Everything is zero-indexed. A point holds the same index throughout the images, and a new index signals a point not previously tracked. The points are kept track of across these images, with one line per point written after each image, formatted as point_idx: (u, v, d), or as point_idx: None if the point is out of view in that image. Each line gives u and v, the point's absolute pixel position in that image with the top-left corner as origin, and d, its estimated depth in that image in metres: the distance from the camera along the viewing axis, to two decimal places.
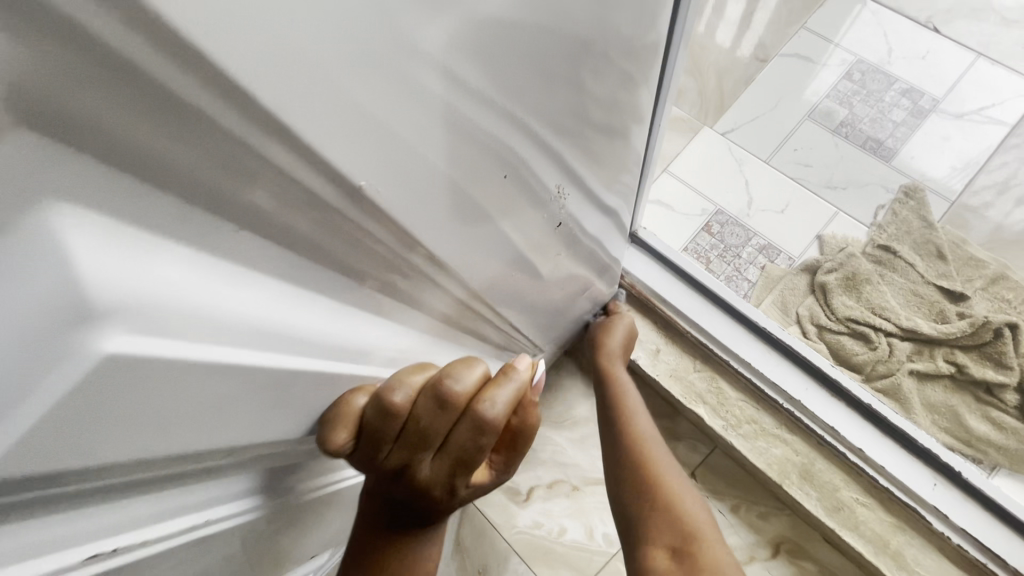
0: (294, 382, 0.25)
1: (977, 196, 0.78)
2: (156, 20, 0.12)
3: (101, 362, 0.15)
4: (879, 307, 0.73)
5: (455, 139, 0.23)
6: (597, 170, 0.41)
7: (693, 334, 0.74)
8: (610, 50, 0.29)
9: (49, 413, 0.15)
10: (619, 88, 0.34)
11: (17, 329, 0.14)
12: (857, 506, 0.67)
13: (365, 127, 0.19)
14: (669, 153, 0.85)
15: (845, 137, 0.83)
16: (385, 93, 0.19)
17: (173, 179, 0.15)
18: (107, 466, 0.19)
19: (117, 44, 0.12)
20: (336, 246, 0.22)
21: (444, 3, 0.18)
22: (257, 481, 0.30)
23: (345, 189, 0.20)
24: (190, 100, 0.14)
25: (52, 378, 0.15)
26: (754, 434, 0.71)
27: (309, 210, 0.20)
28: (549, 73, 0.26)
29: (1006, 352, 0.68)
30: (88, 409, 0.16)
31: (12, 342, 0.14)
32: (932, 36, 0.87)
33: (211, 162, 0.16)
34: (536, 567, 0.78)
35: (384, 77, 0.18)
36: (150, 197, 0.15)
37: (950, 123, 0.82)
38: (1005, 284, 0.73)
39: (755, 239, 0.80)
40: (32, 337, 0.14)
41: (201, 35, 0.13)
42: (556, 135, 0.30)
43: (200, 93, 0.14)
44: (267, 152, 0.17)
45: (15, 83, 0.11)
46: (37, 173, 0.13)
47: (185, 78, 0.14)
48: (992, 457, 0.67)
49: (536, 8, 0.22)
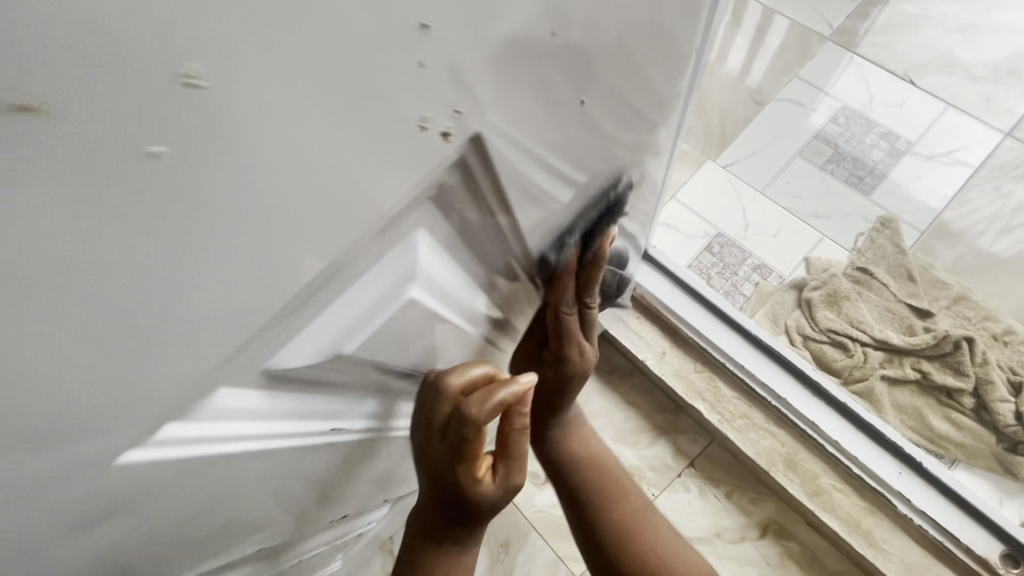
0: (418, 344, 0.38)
1: (944, 227, 0.90)
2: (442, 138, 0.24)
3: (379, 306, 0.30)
4: (857, 320, 0.84)
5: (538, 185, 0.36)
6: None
7: (695, 339, 0.86)
8: (639, 122, 0.41)
9: (357, 328, 0.30)
10: (643, 145, 0.46)
11: (379, 284, 0.29)
12: (834, 491, 0.77)
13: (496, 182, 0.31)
14: (676, 183, 0.97)
15: (831, 173, 0.95)
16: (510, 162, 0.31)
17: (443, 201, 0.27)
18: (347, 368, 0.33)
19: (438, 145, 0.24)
20: (462, 253, 0.34)
21: (548, 112, 0.30)
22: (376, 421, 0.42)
23: (477, 218, 0.32)
24: (452, 168, 0.25)
25: (373, 308, 0.30)
26: (746, 427, 0.82)
27: (457, 231, 0.32)
28: (600, 141, 0.38)
29: (963, 362, 0.80)
30: (365, 328, 0.31)
31: (373, 291, 0.29)
32: (908, 87, 1.00)
33: (445, 203, 0.27)
34: (553, 541, 0.89)
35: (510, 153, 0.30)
36: (425, 216, 0.27)
37: (922, 164, 0.95)
38: (966, 304, 0.84)
39: (750, 259, 0.92)
40: (380, 288, 0.29)
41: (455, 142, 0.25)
42: (598, 180, 0.43)
43: (452, 168, 0.26)
44: (450, 199, 0.29)
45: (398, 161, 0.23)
46: (408, 204, 0.25)
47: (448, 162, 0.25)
48: (951, 451, 0.77)
49: (597, 106, 0.34)
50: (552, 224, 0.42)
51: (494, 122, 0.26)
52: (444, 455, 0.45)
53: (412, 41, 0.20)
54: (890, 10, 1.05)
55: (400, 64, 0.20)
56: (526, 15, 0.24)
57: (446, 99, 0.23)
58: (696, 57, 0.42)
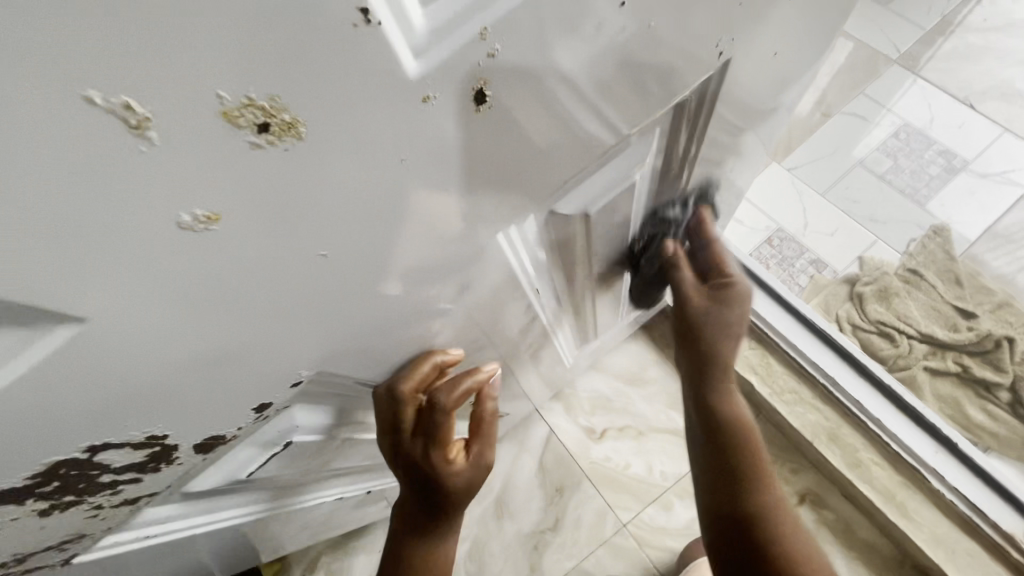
0: (575, 253, 0.48)
1: (992, 239, 0.97)
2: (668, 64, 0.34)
3: (612, 175, 0.40)
4: (904, 315, 0.92)
5: (688, 133, 0.45)
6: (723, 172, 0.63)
7: (752, 318, 0.94)
8: (761, 97, 0.51)
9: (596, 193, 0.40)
10: (756, 119, 0.55)
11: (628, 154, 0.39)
12: (872, 464, 0.85)
13: (671, 120, 0.41)
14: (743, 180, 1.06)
15: (889, 182, 1.03)
16: (684, 107, 0.40)
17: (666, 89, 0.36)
18: (565, 233, 0.43)
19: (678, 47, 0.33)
20: (627, 179, 0.44)
21: (720, 71, 0.40)
22: (523, 321, 0.52)
23: (649, 150, 0.42)
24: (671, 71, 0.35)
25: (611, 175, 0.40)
26: (793, 401, 0.90)
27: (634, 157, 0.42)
28: (736, 105, 0.47)
29: (1003, 360, 0.87)
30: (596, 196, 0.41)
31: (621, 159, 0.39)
32: (968, 111, 1.07)
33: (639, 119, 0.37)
34: (603, 490, 0.98)
35: (687, 99, 0.40)
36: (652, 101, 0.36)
37: (976, 181, 1.02)
38: (1009, 309, 0.91)
39: (807, 253, 1.00)
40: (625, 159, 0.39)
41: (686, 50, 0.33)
42: (720, 142, 0.52)
43: (660, 86, 0.35)
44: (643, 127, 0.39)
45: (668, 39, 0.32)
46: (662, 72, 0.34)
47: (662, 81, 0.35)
48: (985, 439, 0.84)
49: (746, 73, 0.44)
50: (679, 175, 0.52)
51: (696, 70, 0.36)
52: (414, 446, 0.47)
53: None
54: (956, 40, 1.13)
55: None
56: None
57: (681, 50, 0.33)
58: (812, 50, 0.52)
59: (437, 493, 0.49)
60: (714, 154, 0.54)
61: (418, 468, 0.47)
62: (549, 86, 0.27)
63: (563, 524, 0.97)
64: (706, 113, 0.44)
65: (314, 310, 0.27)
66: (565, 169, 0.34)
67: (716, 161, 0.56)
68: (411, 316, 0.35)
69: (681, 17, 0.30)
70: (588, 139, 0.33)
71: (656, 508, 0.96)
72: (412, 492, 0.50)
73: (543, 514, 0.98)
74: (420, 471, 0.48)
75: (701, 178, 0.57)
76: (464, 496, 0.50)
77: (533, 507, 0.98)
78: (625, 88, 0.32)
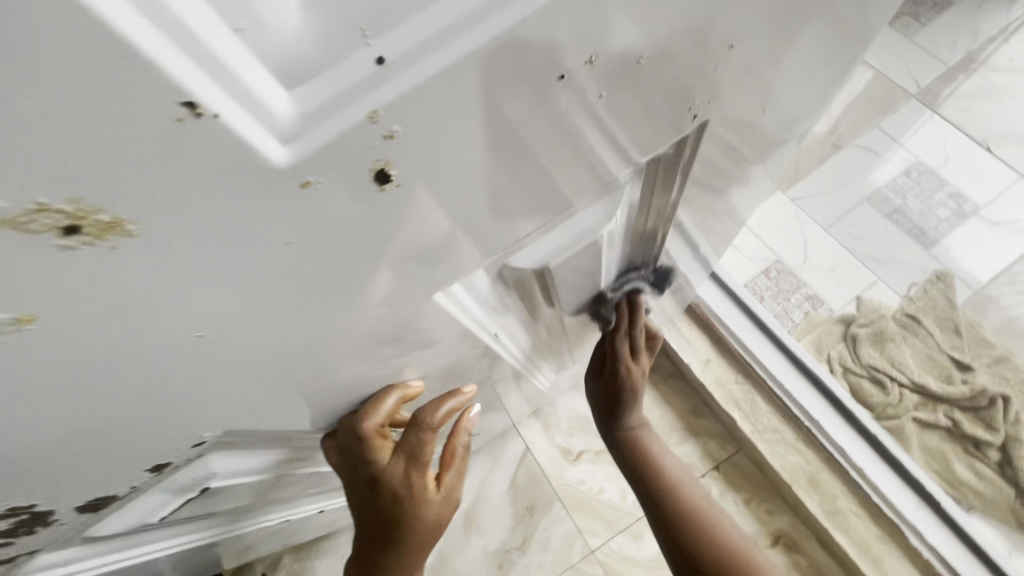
0: (549, 292, 0.45)
1: (997, 290, 0.94)
2: (651, 113, 0.31)
3: (588, 219, 0.37)
4: (898, 362, 0.89)
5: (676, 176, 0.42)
6: (717, 209, 0.60)
7: (741, 352, 0.92)
8: (760, 139, 0.48)
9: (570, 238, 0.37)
10: (754, 159, 0.52)
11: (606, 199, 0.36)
12: (851, 513, 0.82)
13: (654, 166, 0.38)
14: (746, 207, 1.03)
15: (895, 222, 1.00)
16: (670, 152, 0.38)
17: (653, 137, 0.33)
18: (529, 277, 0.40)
19: (663, 96, 0.30)
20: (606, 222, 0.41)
21: (712, 117, 0.37)
22: (489, 355, 0.49)
23: (630, 194, 0.39)
24: (655, 119, 0.32)
25: (585, 221, 0.37)
26: (775, 441, 0.88)
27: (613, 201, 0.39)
28: (731, 147, 0.44)
29: (995, 417, 0.84)
30: (572, 243, 0.38)
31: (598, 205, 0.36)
32: (984, 153, 1.04)
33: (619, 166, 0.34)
34: (574, 513, 0.96)
35: (675, 145, 0.37)
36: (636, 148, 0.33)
37: (985, 228, 0.99)
38: (1008, 365, 0.88)
39: (804, 288, 0.97)
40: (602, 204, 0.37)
41: (671, 98, 0.30)
42: (712, 182, 0.49)
43: (643, 135, 0.32)
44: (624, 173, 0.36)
45: (652, 89, 0.28)
46: (646, 121, 0.31)
47: (646, 129, 0.32)
48: (969, 498, 0.81)
49: (742, 118, 0.41)
50: (666, 216, 0.49)
51: (682, 118, 0.33)
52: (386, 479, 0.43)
53: (673, 47, 0.26)
54: (979, 78, 1.09)
55: (674, 44, 0.26)
56: (737, 48, 0.31)
57: (666, 99, 0.30)
58: (819, 92, 0.48)
59: (410, 536, 0.45)
60: (706, 194, 0.51)
61: (388, 510, 0.44)
62: (508, 142, 0.24)
63: (531, 544, 0.95)
64: (697, 157, 0.41)
65: (229, 361, 0.25)
66: (532, 217, 0.32)
67: (708, 200, 0.53)
68: (357, 360, 0.33)
69: (665, 67, 0.28)
70: (557, 188, 0.31)
71: (626, 537, 0.94)
72: (380, 542, 0.45)
73: (512, 532, 0.96)
74: (393, 515, 0.44)
75: (691, 217, 0.54)
76: (434, 532, 0.47)
77: (501, 525, 0.96)
78: (602, 138, 0.29)
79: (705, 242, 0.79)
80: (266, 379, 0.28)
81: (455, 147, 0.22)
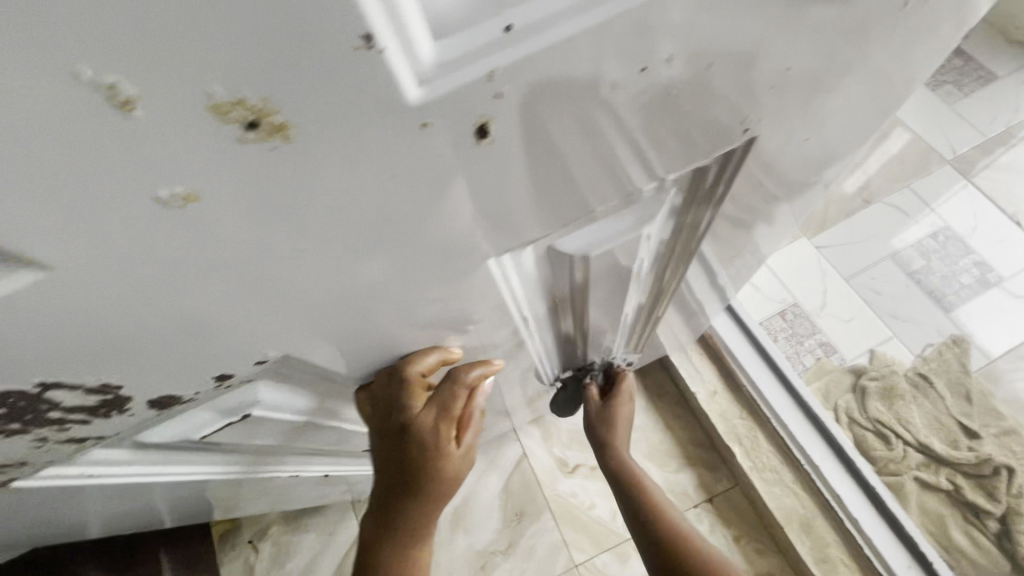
0: (581, 287, 0.47)
1: (1012, 362, 0.94)
2: (700, 127, 0.33)
3: (626, 221, 0.39)
4: (905, 419, 0.89)
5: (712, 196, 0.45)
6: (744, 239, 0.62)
7: (749, 388, 0.92)
8: (795, 175, 0.50)
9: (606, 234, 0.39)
10: (787, 194, 0.54)
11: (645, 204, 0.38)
12: (840, 564, 0.82)
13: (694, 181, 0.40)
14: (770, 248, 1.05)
15: (917, 282, 1.01)
16: (710, 171, 0.40)
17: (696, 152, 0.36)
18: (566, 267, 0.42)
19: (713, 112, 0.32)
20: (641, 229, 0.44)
21: (754, 143, 0.39)
22: (509, 344, 0.52)
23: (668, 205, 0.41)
24: (703, 134, 0.34)
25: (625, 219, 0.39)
26: (772, 480, 0.88)
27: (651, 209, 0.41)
28: (767, 177, 0.47)
29: (998, 488, 0.83)
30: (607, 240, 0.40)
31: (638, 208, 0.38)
32: (1012, 227, 1.05)
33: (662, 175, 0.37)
34: (562, 525, 0.96)
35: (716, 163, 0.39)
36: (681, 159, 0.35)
37: (1007, 300, 0.99)
38: (1016, 438, 0.88)
39: (818, 334, 0.98)
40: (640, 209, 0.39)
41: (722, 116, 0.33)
42: (745, 209, 0.51)
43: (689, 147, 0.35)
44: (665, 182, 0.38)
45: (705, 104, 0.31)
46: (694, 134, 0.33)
47: (693, 142, 0.34)
48: (963, 565, 0.80)
49: (782, 150, 0.43)
50: (699, 235, 0.51)
51: (728, 137, 0.36)
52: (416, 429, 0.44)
53: (730, 67, 0.29)
54: (1015, 154, 1.11)
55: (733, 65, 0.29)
56: (788, 79, 0.33)
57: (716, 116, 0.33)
58: (857, 138, 0.51)
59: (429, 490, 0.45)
60: (736, 219, 0.53)
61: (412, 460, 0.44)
62: (587, 122, 0.27)
63: (515, 549, 0.95)
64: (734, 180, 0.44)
65: (290, 292, 0.27)
66: (578, 208, 0.34)
67: (738, 227, 0.55)
68: (398, 320, 0.36)
69: (719, 87, 0.30)
70: (603, 184, 0.33)
71: (611, 556, 0.93)
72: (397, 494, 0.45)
73: (498, 534, 0.96)
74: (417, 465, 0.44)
75: (719, 241, 0.56)
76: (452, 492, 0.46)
77: (489, 525, 0.97)
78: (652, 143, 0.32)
79: (726, 273, 0.81)
80: (319, 318, 0.30)
81: (537, 120, 0.25)
